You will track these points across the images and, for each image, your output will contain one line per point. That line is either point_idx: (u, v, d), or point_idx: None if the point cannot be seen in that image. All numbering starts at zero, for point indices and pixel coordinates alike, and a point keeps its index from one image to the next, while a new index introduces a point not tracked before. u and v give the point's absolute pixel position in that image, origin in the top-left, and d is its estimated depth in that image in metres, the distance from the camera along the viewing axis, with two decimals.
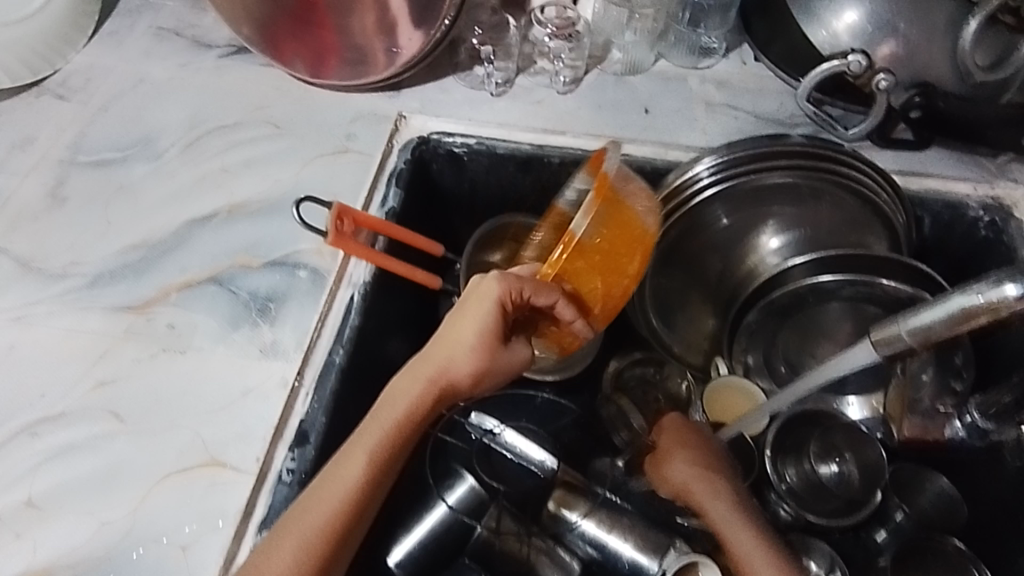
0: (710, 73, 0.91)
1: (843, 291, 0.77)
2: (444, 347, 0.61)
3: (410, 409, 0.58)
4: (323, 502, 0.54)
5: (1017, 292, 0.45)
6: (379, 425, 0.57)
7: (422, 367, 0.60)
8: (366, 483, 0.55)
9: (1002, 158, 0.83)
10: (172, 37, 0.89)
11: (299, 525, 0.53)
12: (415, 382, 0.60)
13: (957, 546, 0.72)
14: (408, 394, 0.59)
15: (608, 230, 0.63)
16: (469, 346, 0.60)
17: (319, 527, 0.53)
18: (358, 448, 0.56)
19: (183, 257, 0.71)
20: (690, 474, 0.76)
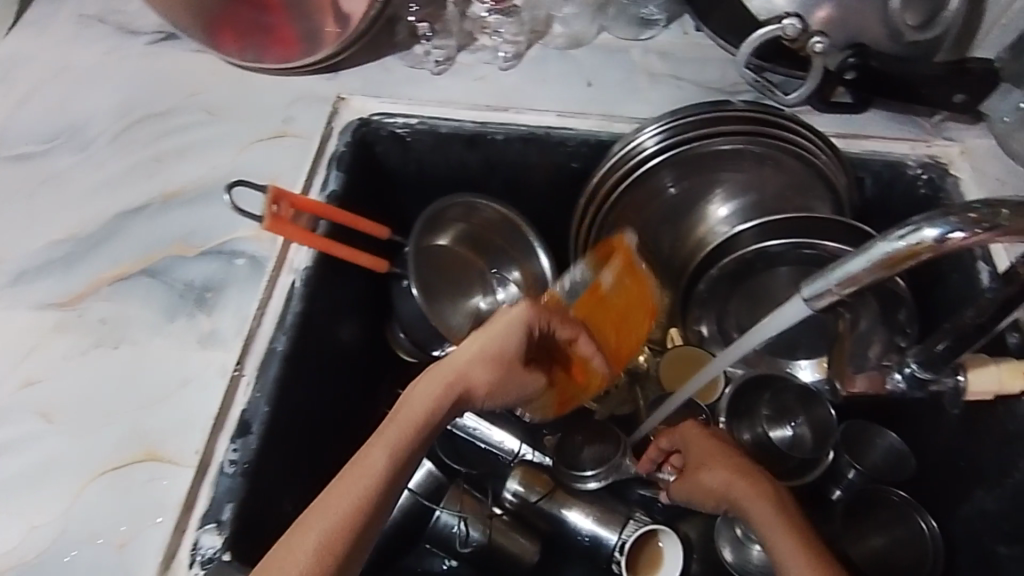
0: (652, 44, 0.90)
1: (788, 256, 0.76)
2: (467, 350, 0.59)
3: (429, 412, 0.56)
4: (339, 500, 0.50)
5: (938, 235, 0.45)
6: (397, 425, 0.54)
7: (441, 369, 0.58)
8: (385, 482, 0.52)
9: (938, 117, 0.84)
10: (96, 24, 0.87)
11: (310, 524, 0.49)
12: (435, 385, 0.57)
13: (902, 496, 0.74)
14: (426, 396, 0.57)
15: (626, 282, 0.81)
16: (495, 354, 0.60)
17: (332, 525, 0.48)
18: (375, 447, 0.53)
19: (115, 249, 0.69)
20: (716, 481, 0.66)
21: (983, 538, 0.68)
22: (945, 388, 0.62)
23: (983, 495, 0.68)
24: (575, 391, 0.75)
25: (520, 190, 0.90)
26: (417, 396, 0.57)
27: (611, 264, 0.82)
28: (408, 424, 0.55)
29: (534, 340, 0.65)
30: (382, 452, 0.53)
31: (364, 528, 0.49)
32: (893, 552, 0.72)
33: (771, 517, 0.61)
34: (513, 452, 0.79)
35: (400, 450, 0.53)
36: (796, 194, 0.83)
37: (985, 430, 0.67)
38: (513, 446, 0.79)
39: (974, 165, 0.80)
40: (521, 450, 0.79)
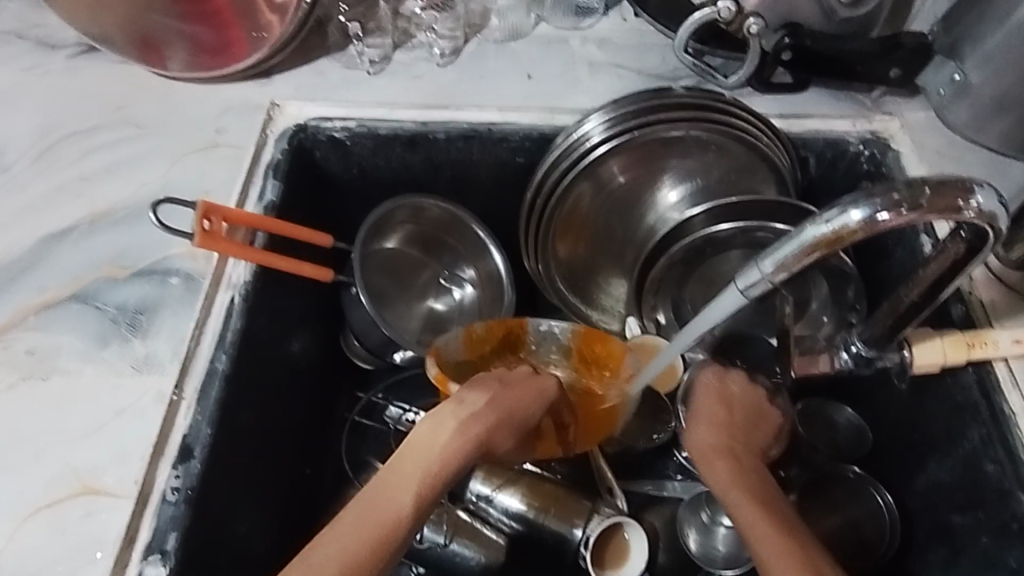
0: (592, 33, 0.89)
1: (737, 240, 0.76)
2: (498, 406, 0.58)
3: (454, 456, 0.54)
4: (350, 540, 0.48)
5: (862, 217, 0.45)
6: (417, 464, 0.53)
7: (472, 421, 0.56)
8: (404, 523, 0.50)
9: (877, 93, 0.84)
10: (13, 40, 0.83)
11: (322, 564, 0.47)
12: (462, 432, 0.55)
13: (857, 472, 0.75)
14: (444, 439, 0.55)
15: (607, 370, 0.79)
16: (519, 418, 0.59)
17: (348, 566, 0.47)
18: (395, 485, 0.52)
19: (41, 275, 0.67)
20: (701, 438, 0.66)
21: (937, 506, 0.68)
22: (889, 364, 0.62)
23: (937, 465, 0.68)
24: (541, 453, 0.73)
25: (468, 188, 0.88)
26: (432, 437, 0.54)
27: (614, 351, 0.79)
28: (431, 467, 0.52)
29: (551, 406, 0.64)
30: (405, 494, 0.51)
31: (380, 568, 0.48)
32: (857, 529, 0.72)
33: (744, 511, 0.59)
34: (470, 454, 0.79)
35: (420, 491, 0.52)
36: (742, 176, 0.82)
37: (933, 401, 0.68)
38: None
39: (914, 138, 0.81)
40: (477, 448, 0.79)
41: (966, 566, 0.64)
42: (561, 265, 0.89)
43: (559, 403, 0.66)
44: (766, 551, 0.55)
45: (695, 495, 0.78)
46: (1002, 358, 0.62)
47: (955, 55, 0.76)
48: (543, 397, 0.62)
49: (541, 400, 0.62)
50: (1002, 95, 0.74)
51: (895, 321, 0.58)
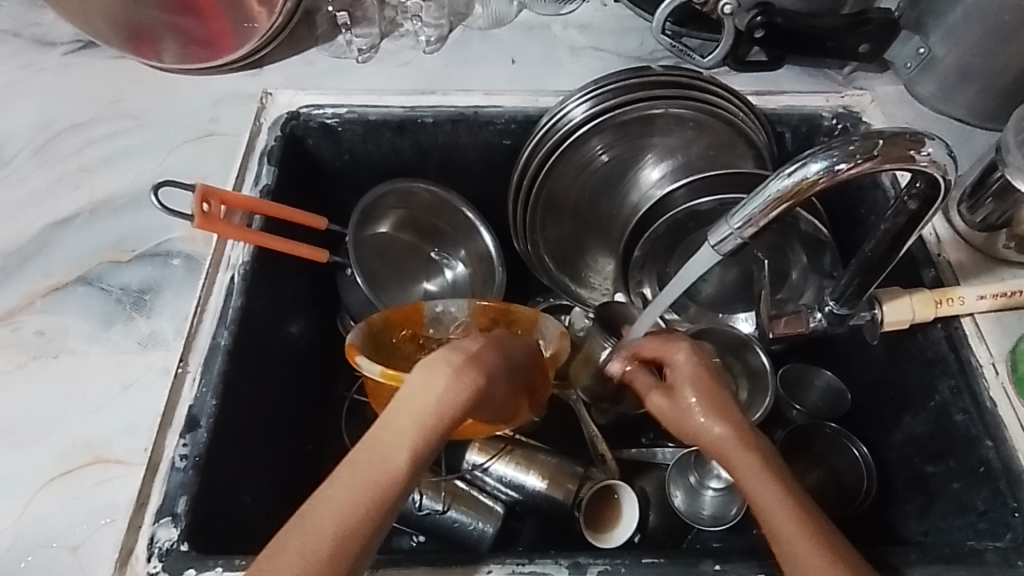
0: (573, 18, 0.92)
1: (717, 213, 0.78)
2: (494, 351, 0.58)
3: (449, 404, 0.52)
4: (345, 499, 0.47)
5: (821, 167, 0.48)
6: (411, 417, 0.51)
7: (465, 369, 0.55)
8: (400, 478, 0.48)
9: (848, 68, 0.87)
10: (10, 39, 0.85)
11: (317, 524, 0.46)
12: (459, 376, 0.54)
13: (833, 427, 0.77)
14: (438, 388, 0.53)
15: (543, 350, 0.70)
16: (505, 368, 0.59)
17: (344, 525, 0.46)
18: (384, 444, 0.49)
19: (47, 262, 0.69)
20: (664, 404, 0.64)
21: (913, 458, 0.71)
22: (862, 321, 0.66)
23: (911, 420, 0.71)
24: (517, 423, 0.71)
25: (457, 171, 0.91)
26: (426, 388, 0.52)
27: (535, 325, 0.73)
28: (425, 418, 0.51)
29: (528, 365, 0.64)
30: (399, 449, 0.49)
31: (377, 526, 0.47)
32: (834, 486, 0.75)
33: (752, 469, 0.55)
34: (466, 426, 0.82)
35: (416, 445, 0.50)
36: (722, 152, 0.85)
37: (907, 359, 0.71)
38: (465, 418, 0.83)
39: (885, 111, 0.84)
40: None
41: (941, 512, 0.67)
42: (549, 245, 0.92)
43: (533, 362, 0.65)
44: (775, 520, 0.52)
45: (681, 458, 0.82)
46: (969, 313, 0.66)
47: (921, 30, 0.79)
48: (519, 353, 0.63)
49: (517, 354, 0.62)
50: (965, 66, 0.77)
51: (865, 278, 0.61)
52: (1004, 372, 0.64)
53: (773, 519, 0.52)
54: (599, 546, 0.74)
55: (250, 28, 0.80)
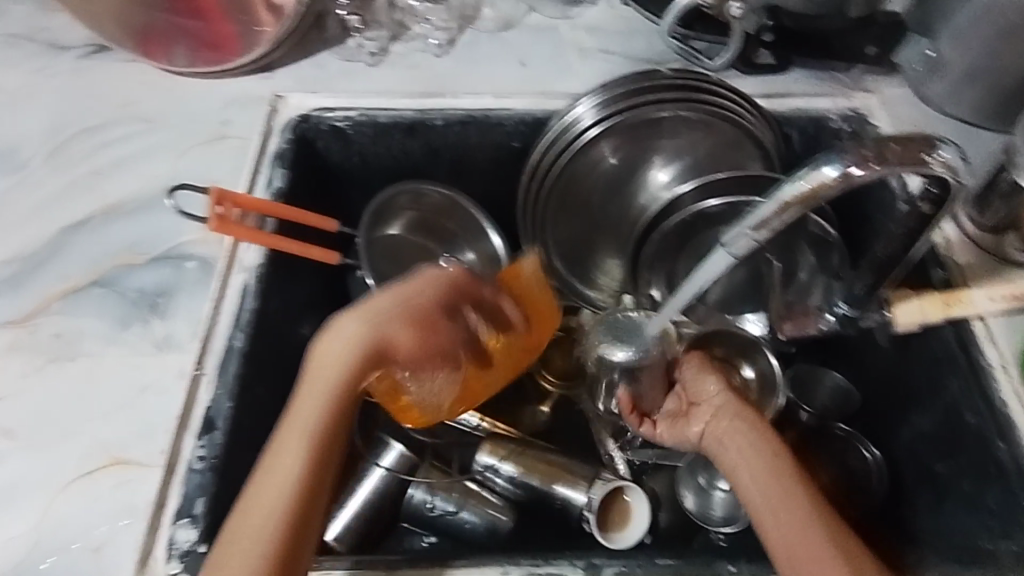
0: (581, 21, 0.92)
1: (727, 216, 0.78)
2: (390, 298, 0.60)
3: (342, 372, 0.56)
4: (269, 497, 0.51)
5: (834, 170, 0.48)
6: (312, 401, 0.55)
7: (351, 328, 0.57)
8: (311, 466, 0.53)
9: (856, 70, 0.88)
10: (24, 43, 0.86)
11: (250, 526, 0.50)
12: (350, 335, 0.57)
13: (844, 430, 0.77)
14: (326, 364, 0.56)
15: (526, 296, 0.77)
16: (410, 313, 0.60)
17: (274, 521, 0.50)
18: (299, 444, 0.53)
19: (62, 265, 0.70)
20: (706, 390, 0.71)
21: (923, 457, 0.71)
22: (873, 323, 0.67)
23: (919, 418, 0.72)
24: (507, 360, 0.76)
25: (465, 173, 0.91)
26: (319, 368, 0.56)
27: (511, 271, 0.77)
28: (325, 402, 0.55)
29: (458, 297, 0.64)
30: (303, 438, 0.53)
31: (301, 515, 0.51)
32: (845, 482, 0.74)
33: (753, 469, 0.61)
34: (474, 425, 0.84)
35: (318, 432, 0.54)
36: (729, 152, 0.85)
37: (915, 359, 0.72)
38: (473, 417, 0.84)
39: (892, 113, 0.84)
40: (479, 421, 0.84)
41: (951, 512, 0.67)
42: (556, 247, 0.92)
43: (466, 292, 0.65)
44: (776, 526, 0.56)
45: (691, 459, 0.83)
46: (979, 315, 0.66)
47: (929, 31, 0.80)
48: (438, 291, 0.62)
49: (436, 292, 0.62)
50: (971, 67, 0.77)
51: (875, 276, 0.63)
52: (1013, 375, 0.64)
53: (781, 523, 0.56)
54: (609, 546, 0.74)
55: (255, 32, 0.80)
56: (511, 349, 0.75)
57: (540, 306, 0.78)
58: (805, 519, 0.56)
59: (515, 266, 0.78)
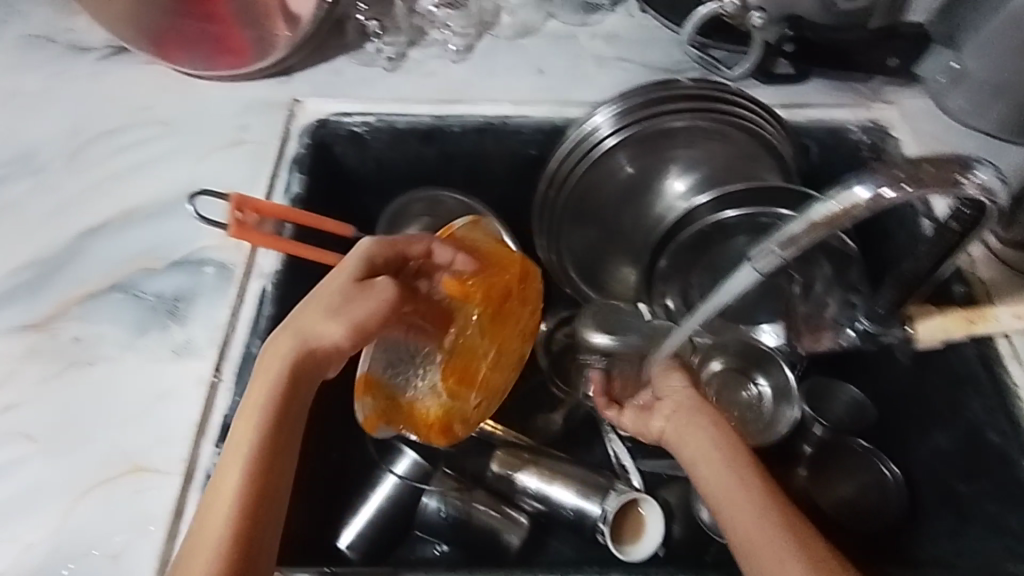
0: (599, 29, 0.92)
1: (742, 226, 0.78)
2: (317, 295, 0.60)
3: (275, 379, 0.57)
4: (222, 508, 0.52)
5: (866, 191, 0.48)
6: (252, 411, 0.56)
7: (283, 336, 0.58)
8: (256, 471, 0.54)
9: (876, 82, 0.87)
10: (44, 45, 0.86)
11: (209, 537, 0.51)
12: (283, 343, 0.58)
13: (863, 446, 0.76)
14: (267, 376, 0.57)
15: (478, 247, 0.73)
16: (330, 303, 0.58)
17: (225, 529, 0.51)
18: (241, 446, 0.55)
19: (81, 269, 0.69)
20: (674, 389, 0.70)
21: (942, 474, 0.71)
22: (893, 339, 0.67)
23: (939, 435, 0.71)
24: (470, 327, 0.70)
25: (481, 179, 0.91)
26: (259, 380, 0.57)
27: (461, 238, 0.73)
28: (259, 412, 0.56)
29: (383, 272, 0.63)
30: (245, 447, 0.55)
31: (256, 517, 0.52)
32: (863, 499, 0.74)
33: (716, 472, 0.62)
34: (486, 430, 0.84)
35: (259, 439, 0.55)
36: (748, 163, 0.83)
37: (935, 374, 0.71)
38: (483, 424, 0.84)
39: (912, 125, 0.84)
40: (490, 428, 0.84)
41: (974, 532, 0.66)
42: (571, 256, 0.92)
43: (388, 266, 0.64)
44: (743, 531, 0.57)
45: None
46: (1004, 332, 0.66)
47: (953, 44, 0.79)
48: (356, 274, 0.61)
49: (354, 275, 0.61)
50: (995, 80, 0.77)
51: (899, 292, 0.63)
52: None
53: (746, 529, 0.57)
54: (624, 559, 0.74)
55: (267, 40, 0.81)
56: (494, 299, 0.71)
57: (495, 253, 0.73)
58: (768, 528, 0.57)
59: (451, 228, 0.74)
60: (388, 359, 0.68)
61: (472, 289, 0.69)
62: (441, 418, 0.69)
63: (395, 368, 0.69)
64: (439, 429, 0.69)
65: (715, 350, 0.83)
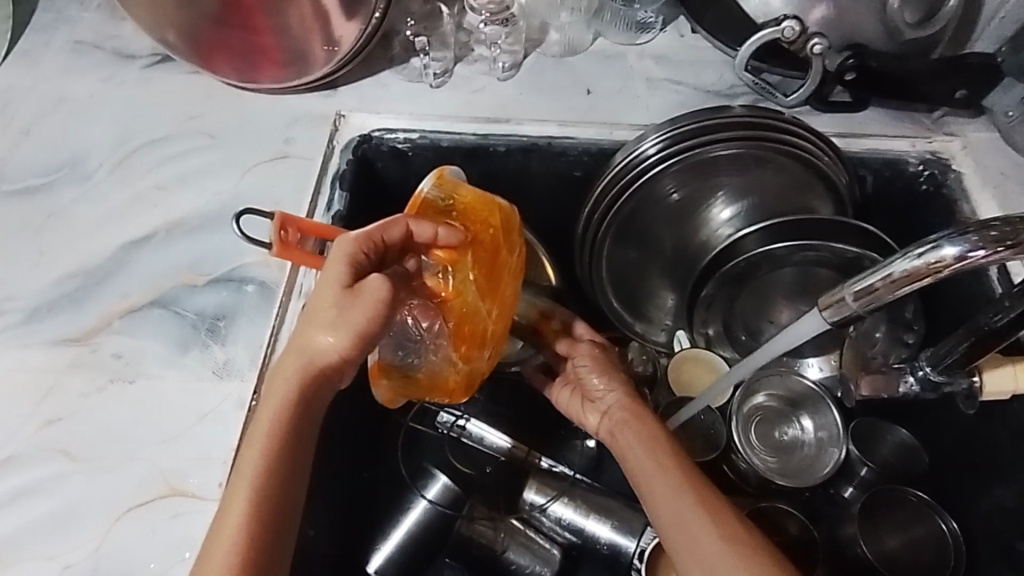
0: (650, 48, 0.90)
1: (794, 257, 0.74)
2: (311, 309, 0.56)
3: (285, 394, 0.54)
4: (230, 526, 0.51)
5: (955, 252, 0.46)
6: (261, 422, 0.54)
7: (290, 355, 0.55)
8: (264, 483, 0.52)
9: (938, 113, 0.84)
10: (91, 51, 0.85)
11: (215, 556, 0.50)
12: (288, 366, 0.55)
13: (918, 496, 0.75)
14: (278, 391, 0.55)
15: (453, 207, 0.66)
16: (330, 315, 0.54)
17: (234, 547, 0.50)
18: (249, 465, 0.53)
19: (123, 282, 0.69)
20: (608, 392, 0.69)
21: (1003, 530, 0.70)
22: (958, 389, 0.63)
23: (1002, 491, 0.70)
24: (469, 296, 0.64)
25: (522, 197, 0.90)
26: (269, 393, 0.55)
27: (431, 198, 0.66)
28: (268, 424, 0.54)
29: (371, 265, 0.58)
30: (253, 461, 0.53)
31: (263, 531, 0.51)
32: (911, 554, 0.73)
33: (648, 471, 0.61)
34: (502, 449, 0.81)
35: (269, 454, 0.53)
36: (797, 193, 0.82)
37: (1000, 427, 0.69)
38: (506, 444, 0.82)
39: (976, 159, 0.81)
40: (512, 446, 0.82)
41: None
42: (609, 278, 0.89)
43: (375, 255, 0.58)
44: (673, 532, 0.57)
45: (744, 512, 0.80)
46: None
47: None
48: (348, 275, 0.55)
49: (344, 277, 0.55)
50: None
51: (969, 349, 0.60)
52: None
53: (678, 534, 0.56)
54: None
55: (309, 54, 0.80)
56: (483, 261, 0.65)
57: (471, 207, 0.66)
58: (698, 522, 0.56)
59: (418, 196, 0.66)
60: (396, 342, 0.65)
61: (461, 253, 0.64)
62: (462, 384, 0.65)
63: (404, 349, 0.65)
64: (463, 393, 0.66)
65: (760, 385, 0.83)
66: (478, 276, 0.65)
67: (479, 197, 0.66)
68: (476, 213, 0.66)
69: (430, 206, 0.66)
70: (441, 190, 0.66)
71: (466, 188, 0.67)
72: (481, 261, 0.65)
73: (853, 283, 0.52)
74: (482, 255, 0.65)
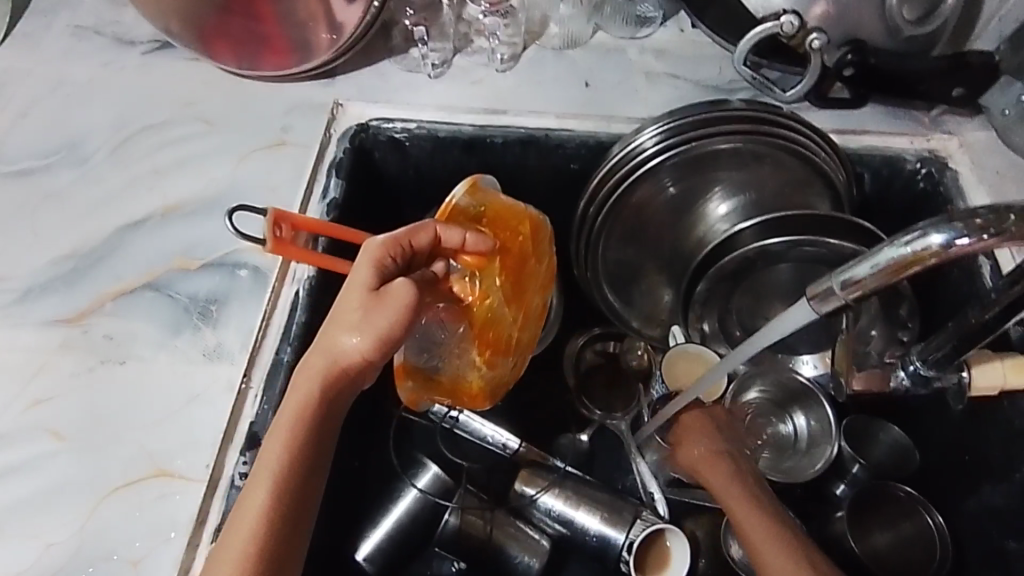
0: (650, 43, 0.89)
1: (791, 252, 0.74)
2: (336, 309, 0.55)
3: (306, 396, 0.53)
4: (246, 524, 0.50)
5: (943, 240, 0.46)
6: (283, 422, 0.53)
7: (314, 356, 0.54)
8: (281, 482, 0.51)
9: (936, 111, 0.84)
10: (91, 36, 0.86)
11: (229, 552, 0.50)
12: (311, 367, 0.54)
13: (906, 492, 0.75)
14: (300, 391, 0.53)
15: (484, 215, 0.69)
16: (354, 317, 0.54)
17: (248, 545, 0.50)
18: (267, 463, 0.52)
19: (117, 265, 0.69)
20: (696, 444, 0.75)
21: (992, 530, 0.70)
22: (948, 384, 0.62)
23: (991, 489, 0.70)
24: (495, 303, 0.68)
25: (520, 189, 0.89)
26: (292, 393, 0.54)
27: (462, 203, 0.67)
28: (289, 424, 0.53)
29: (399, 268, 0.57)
30: (271, 460, 0.52)
31: (277, 531, 0.51)
32: (900, 552, 0.73)
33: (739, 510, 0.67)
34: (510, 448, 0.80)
35: (287, 453, 0.52)
36: (796, 189, 0.81)
37: (990, 426, 0.69)
38: (516, 443, 0.80)
39: (974, 158, 0.80)
40: (522, 447, 0.81)
41: None
42: (604, 272, 0.89)
43: (405, 257, 0.58)
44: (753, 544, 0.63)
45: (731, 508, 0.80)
46: None
47: None
48: (375, 277, 0.55)
49: (370, 279, 0.55)
50: None
51: (957, 344, 0.60)
52: None
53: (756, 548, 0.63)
54: None
55: (310, 42, 0.80)
56: (508, 268, 0.69)
57: (500, 217, 0.69)
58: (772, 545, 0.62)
59: (451, 202, 0.67)
60: (419, 344, 0.66)
61: (489, 260, 0.67)
62: (485, 387, 0.70)
63: (427, 351, 0.67)
64: (483, 397, 0.70)
65: (755, 380, 0.83)
66: (502, 283, 0.68)
67: (509, 207, 0.70)
68: (506, 222, 0.70)
69: (462, 212, 0.67)
70: (472, 199, 0.68)
71: (496, 196, 0.70)
72: (506, 269, 0.69)
73: (841, 273, 0.52)
74: (507, 264, 0.69)
